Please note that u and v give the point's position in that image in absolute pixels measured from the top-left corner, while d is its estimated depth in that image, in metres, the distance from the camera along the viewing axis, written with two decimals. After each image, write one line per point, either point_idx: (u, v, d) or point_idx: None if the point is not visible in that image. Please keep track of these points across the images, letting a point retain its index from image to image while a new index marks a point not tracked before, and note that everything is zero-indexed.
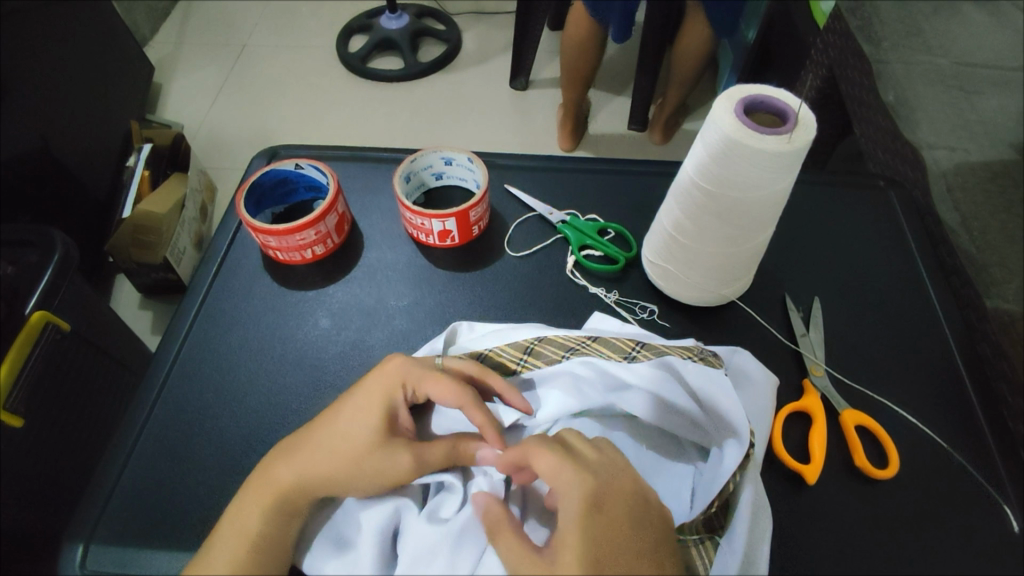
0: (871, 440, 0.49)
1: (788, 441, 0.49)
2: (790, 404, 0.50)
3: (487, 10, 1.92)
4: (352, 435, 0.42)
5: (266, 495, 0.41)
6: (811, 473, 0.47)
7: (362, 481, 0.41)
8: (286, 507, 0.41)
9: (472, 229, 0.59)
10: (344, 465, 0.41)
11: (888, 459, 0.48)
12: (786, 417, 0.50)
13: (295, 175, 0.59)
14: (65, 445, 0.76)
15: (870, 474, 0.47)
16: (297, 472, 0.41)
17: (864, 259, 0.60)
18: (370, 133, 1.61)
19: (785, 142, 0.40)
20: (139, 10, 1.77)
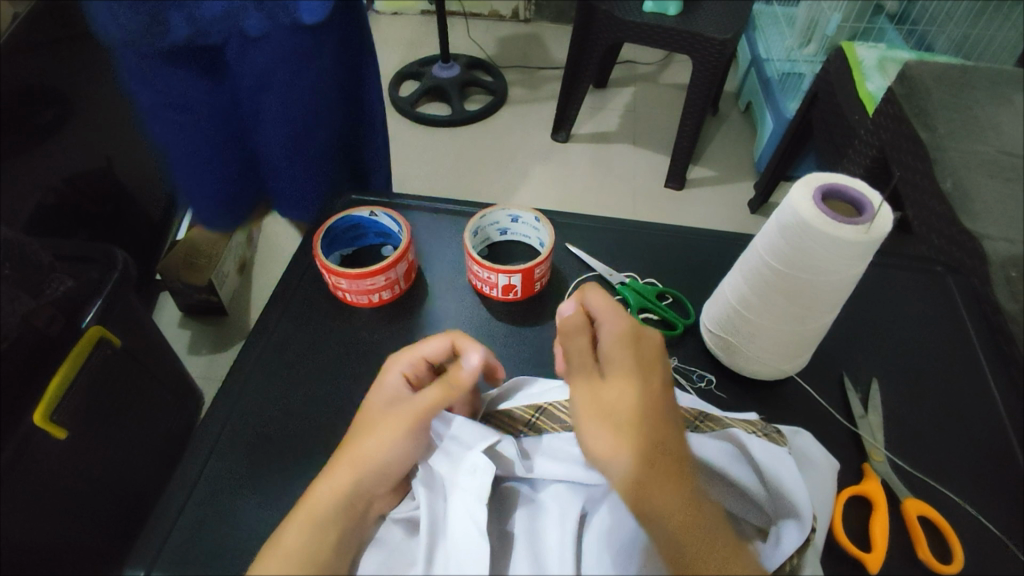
0: (933, 533, 0.49)
1: (848, 526, 0.49)
2: (851, 487, 0.50)
3: (534, 64, 2.02)
4: (375, 420, 0.47)
5: (314, 510, 0.42)
6: (873, 562, 0.46)
7: (382, 456, 0.45)
8: (327, 520, 0.42)
9: (535, 285, 0.60)
10: (367, 451, 0.45)
11: (952, 555, 0.47)
12: (846, 500, 0.50)
13: (368, 222, 0.62)
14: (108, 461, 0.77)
15: (935, 569, 0.46)
16: (338, 489, 0.44)
17: (919, 342, 0.61)
18: (414, 174, 1.67)
19: (862, 232, 0.42)
20: None
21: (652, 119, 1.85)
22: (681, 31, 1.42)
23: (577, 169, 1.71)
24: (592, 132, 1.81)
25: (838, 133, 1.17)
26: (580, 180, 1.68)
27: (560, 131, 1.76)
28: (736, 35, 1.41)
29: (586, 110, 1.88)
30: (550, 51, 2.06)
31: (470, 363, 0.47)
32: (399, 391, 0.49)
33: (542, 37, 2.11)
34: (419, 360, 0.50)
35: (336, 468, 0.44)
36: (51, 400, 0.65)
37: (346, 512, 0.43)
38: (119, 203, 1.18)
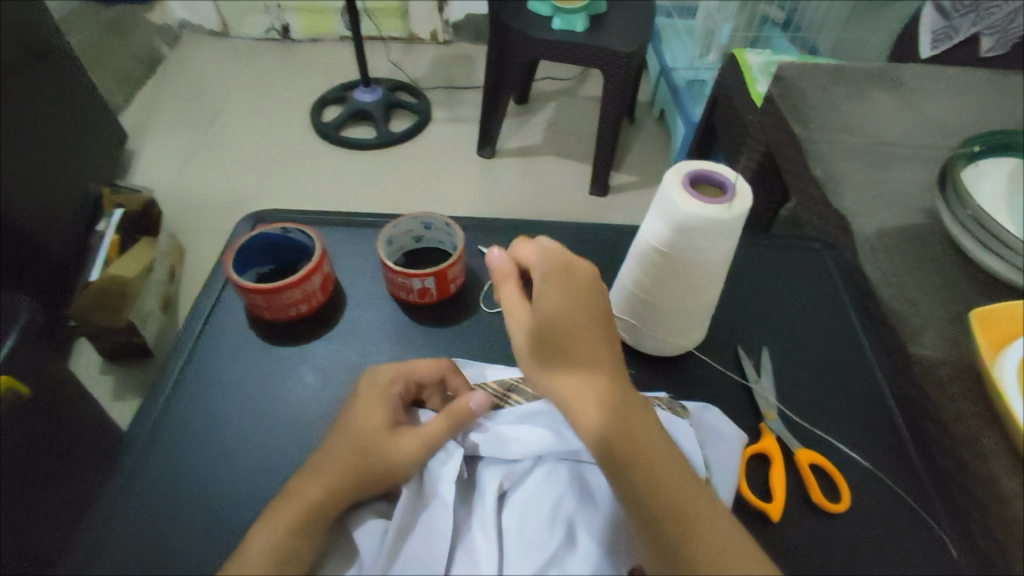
0: (825, 479, 0.54)
1: (752, 481, 0.53)
2: (751, 446, 0.55)
3: (456, 83, 2.07)
4: (358, 437, 0.47)
5: (289, 520, 0.43)
6: (774, 510, 0.51)
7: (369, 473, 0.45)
8: (305, 532, 0.43)
9: (450, 287, 0.63)
10: (360, 467, 0.45)
11: (840, 494, 0.53)
12: (748, 459, 0.54)
13: (282, 239, 0.63)
14: (29, 514, 0.77)
15: (826, 508, 0.51)
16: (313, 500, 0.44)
17: (803, 311, 0.67)
18: (343, 197, 1.67)
19: (726, 209, 0.47)
20: (114, 82, 1.83)
21: (573, 131, 1.93)
22: (587, 46, 1.50)
23: (504, 180, 1.76)
24: (516, 146, 1.87)
25: (737, 132, 1.26)
26: (507, 191, 1.73)
27: (485, 147, 1.81)
28: (638, 47, 1.50)
29: (509, 125, 1.94)
30: (470, 71, 2.11)
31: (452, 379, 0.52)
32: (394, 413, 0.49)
33: (462, 57, 2.16)
34: (412, 381, 0.52)
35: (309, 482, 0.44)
36: None
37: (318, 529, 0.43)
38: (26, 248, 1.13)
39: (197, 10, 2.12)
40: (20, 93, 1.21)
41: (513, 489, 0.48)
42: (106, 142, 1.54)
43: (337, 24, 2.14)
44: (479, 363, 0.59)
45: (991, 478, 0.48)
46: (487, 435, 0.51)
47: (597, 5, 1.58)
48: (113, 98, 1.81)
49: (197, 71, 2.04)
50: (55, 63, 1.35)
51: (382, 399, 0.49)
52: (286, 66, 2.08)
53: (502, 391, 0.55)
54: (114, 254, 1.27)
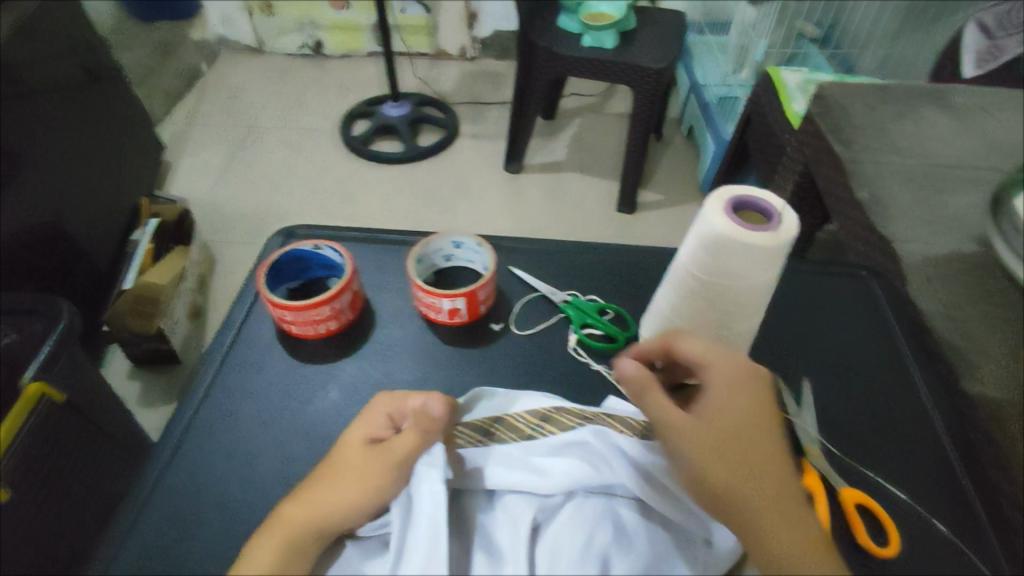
0: (872, 521, 0.51)
1: None
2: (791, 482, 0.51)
3: (485, 99, 2.08)
4: (342, 454, 0.48)
5: (281, 533, 0.43)
6: None
7: (338, 491, 0.45)
8: (299, 546, 0.43)
9: (479, 307, 0.62)
10: (333, 486, 0.46)
11: (889, 538, 0.50)
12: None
13: (311, 255, 0.63)
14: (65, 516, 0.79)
15: (874, 553, 0.49)
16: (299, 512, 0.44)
17: (844, 339, 0.64)
18: (370, 210, 1.69)
19: (771, 237, 0.45)
20: (155, 96, 1.88)
21: (600, 147, 1.92)
22: (618, 63, 1.49)
23: (530, 195, 1.76)
24: (543, 162, 1.86)
25: (770, 151, 1.24)
26: (534, 206, 1.73)
27: (512, 163, 1.81)
28: (669, 64, 1.49)
29: (536, 141, 1.94)
30: (498, 87, 2.12)
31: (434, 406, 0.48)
32: (379, 437, 0.49)
33: (491, 73, 2.18)
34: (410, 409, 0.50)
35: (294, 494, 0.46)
36: None
37: (317, 539, 0.44)
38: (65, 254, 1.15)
39: (234, 27, 2.17)
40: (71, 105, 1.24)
41: (545, 523, 0.46)
42: (145, 153, 1.57)
43: (368, 40, 2.17)
44: (508, 387, 0.58)
45: None
46: (514, 463, 0.50)
47: (628, 22, 1.57)
48: (152, 111, 1.86)
49: (232, 85, 2.09)
50: (101, 77, 1.39)
51: (370, 424, 0.49)
52: (318, 82, 2.12)
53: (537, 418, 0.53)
54: (148, 262, 1.30)
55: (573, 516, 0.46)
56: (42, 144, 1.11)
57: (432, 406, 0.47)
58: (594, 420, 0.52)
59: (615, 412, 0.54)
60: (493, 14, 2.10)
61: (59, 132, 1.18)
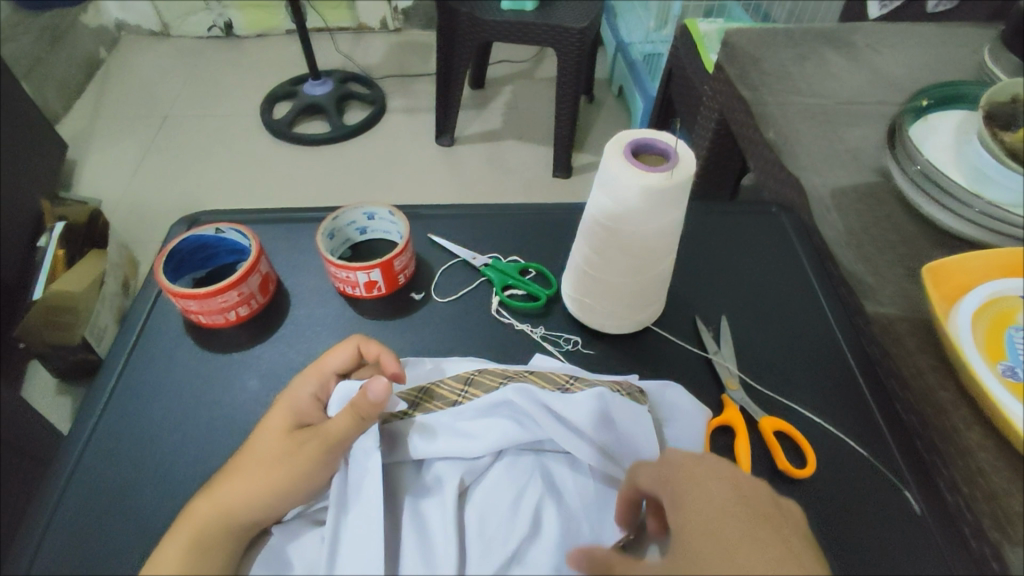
0: (792, 446, 0.53)
1: (716, 453, 0.52)
2: (714, 419, 0.53)
3: (410, 71, 2.02)
4: (266, 441, 0.45)
5: (194, 531, 0.41)
6: None
7: (266, 473, 0.43)
8: (208, 538, 0.41)
9: (398, 278, 0.60)
10: (259, 471, 0.43)
11: (806, 459, 0.52)
12: (712, 432, 0.53)
13: (215, 240, 0.60)
14: None
15: (791, 475, 0.51)
16: (219, 505, 0.42)
17: (760, 278, 0.66)
18: (299, 194, 1.63)
19: (668, 177, 0.45)
20: (51, 90, 1.75)
21: (532, 113, 1.90)
22: (539, 24, 1.47)
23: (465, 166, 1.74)
24: (475, 132, 1.83)
25: (692, 103, 1.25)
26: (469, 176, 1.71)
27: (444, 135, 1.77)
28: (590, 23, 1.48)
29: (467, 111, 1.90)
30: (424, 58, 2.06)
31: (374, 389, 0.43)
32: (308, 419, 0.48)
33: (415, 44, 2.11)
34: (329, 375, 0.49)
35: (217, 487, 0.43)
36: None
37: (232, 528, 0.42)
38: None
39: (133, 10, 2.03)
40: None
41: (473, 486, 0.46)
42: (44, 153, 1.47)
43: (283, 17, 2.07)
44: (432, 355, 0.57)
45: (953, 429, 0.48)
46: (437, 428, 0.47)
47: None
48: (50, 107, 1.73)
49: (138, 74, 1.96)
50: None
51: (293, 407, 0.48)
52: (232, 64, 2.01)
53: (460, 385, 0.50)
54: (59, 269, 1.22)
55: (502, 477, 0.46)
56: None
57: (372, 391, 0.43)
58: (515, 378, 0.50)
59: (539, 369, 0.52)
60: None
61: None
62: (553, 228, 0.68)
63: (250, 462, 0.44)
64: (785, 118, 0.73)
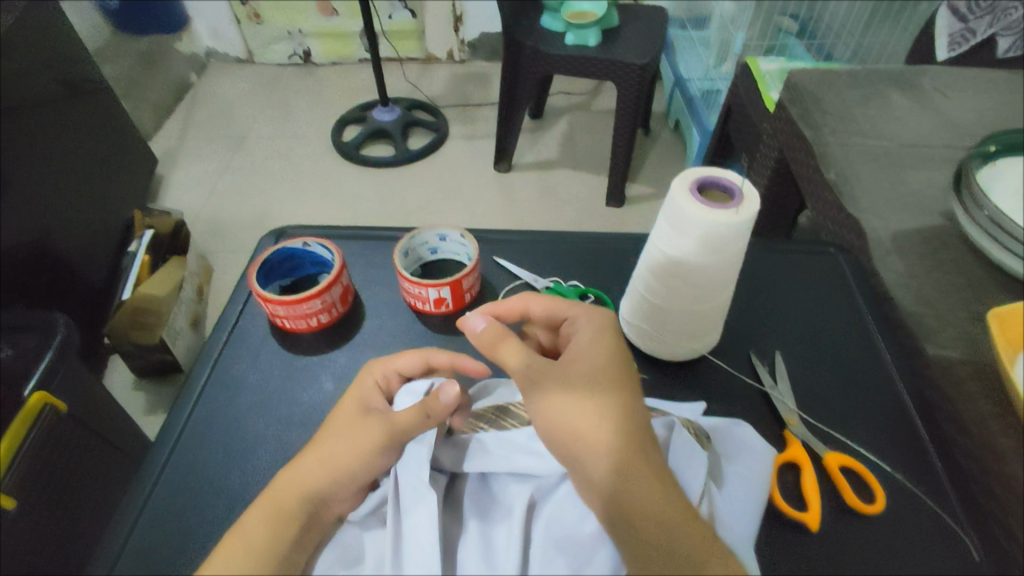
0: (858, 482, 0.53)
1: (784, 489, 0.53)
2: (780, 455, 0.54)
3: (472, 100, 2.11)
4: (340, 423, 0.50)
5: (272, 505, 0.45)
6: (812, 518, 0.50)
7: (339, 454, 0.48)
8: (284, 511, 0.45)
9: (465, 296, 0.64)
10: (333, 451, 0.48)
11: (874, 496, 0.52)
12: (779, 468, 0.53)
13: (302, 252, 0.66)
14: (61, 516, 0.86)
15: (860, 511, 0.51)
16: (299, 483, 0.46)
17: (816, 315, 0.67)
18: (362, 213, 1.71)
19: (733, 213, 0.47)
20: (146, 110, 1.91)
21: (587, 144, 1.95)
22: (601, 60, 1.52)
23: (520, 193, 1.79)
24: (532, 160, 1.89)
25: (751, 140, 1.26)
26: (524, 203, 1.76)
27: (501, 162, 1.83)
28: (651, 60, 1.52)
29: (525, 140, 1.96)
30: (485, 88, 2.15)
31: (448, 393, 0.49)
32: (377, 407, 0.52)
33: (478, 75, 2.20)
34: (393, 373, 0.54)
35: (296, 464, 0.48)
36: None
37: (306, 502, 0.46)
38: (56, 270, 1.19)
39: (223, 38, 2.20)
40: (55, 122, 1.27)
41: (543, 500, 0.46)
42: (138, 167, 1.60)
43: (357, 47, 2.20)
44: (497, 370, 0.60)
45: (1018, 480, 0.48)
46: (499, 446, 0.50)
47: (606, 20, 1.61)
48: (144, 126, 1.89)
49: (222, 97, 2.12)
50: (87, 94, 1.41)
51: (362, 395, 0.53)
52: (308, 90, 2.15)
53: None
54: (145, 273, 1.33)
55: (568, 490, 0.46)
56: (22, 160, 1.14)
57: (444, 395, 0.48)
58: None
59: None
60: (478, 16, 2.12)
61: (43, 151, 1.21)
62: (612, 256, 0.71)
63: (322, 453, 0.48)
64: (845, 159, 0.74)
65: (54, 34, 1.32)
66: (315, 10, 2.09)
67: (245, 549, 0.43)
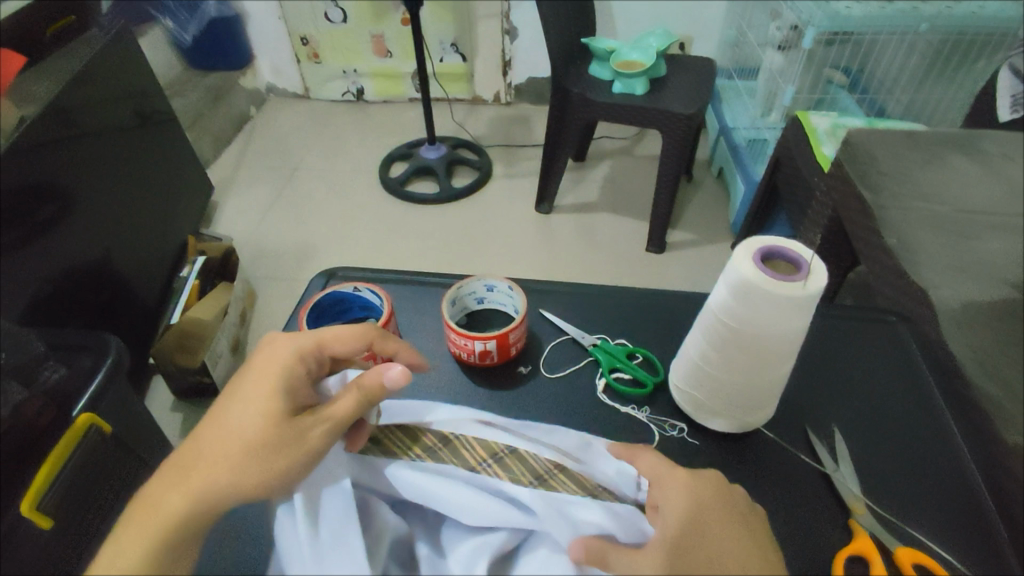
0: None
1: None
2: (845, 548, 0.51)
3: (516, 141, 2.14)
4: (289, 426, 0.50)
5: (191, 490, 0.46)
6: None
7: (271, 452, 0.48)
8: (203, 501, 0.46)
9: (510, 350, 0.64)
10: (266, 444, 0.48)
11: None
12: (844, 563, 0.50)
13: (351, 297, 0.66)
14: (94, 540, 0.86)
15: None
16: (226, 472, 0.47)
17: (876, 389, 0.64)
18: (403, 248, 1.74)
19: (799, 288, 0.46)
20: (207, 139, 2.00)
21: (630, 189, 1.95)
22: (648, 108, 1.53)
23: (559, 233, 1.79)
24: (573, 202, 1.90)
25: (801, 195, 1.24)
26: (563, 244, 1.76)
27: (543, 203, 1.84)
28: (699, 110, 1.52)
29: (567, 182, 1.98)
30: (530, 130, 2.18)
31: (390, 377, 0.50)
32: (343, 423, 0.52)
33: (523, 117, 2.24)
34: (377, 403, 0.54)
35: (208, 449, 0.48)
36: (37, 494, 0.74)
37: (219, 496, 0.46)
38: (115, 291, 1.23)
39: (283, 75, 2.30)
40: (125, 150, 1.34)
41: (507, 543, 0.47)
42: (195, 194, 1.67)
43: (408, 87, 2.27)
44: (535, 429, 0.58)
45: None
46: (429, 468, 0.51)
47: (655, 69, 1.62)
48: (204, 154, 1.98)
49: (277, 130, 2.20)
50: (156, 124, 1.49)
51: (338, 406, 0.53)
52: (358, 126, 2.22)
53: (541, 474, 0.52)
54: (194, 299, 1.36)
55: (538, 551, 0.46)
56: (91, 184, 1.19)
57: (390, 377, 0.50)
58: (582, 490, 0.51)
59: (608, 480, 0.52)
60: (527, 61, 2.17)
61: (112, 177, 1.27)
62: (661, 314, 0.70)
63: (223, 438, 0.48)
64: None
65: (130, 69, 1.40)
66: (372, 51, 2.17)
67: (148, 526, 0.45)
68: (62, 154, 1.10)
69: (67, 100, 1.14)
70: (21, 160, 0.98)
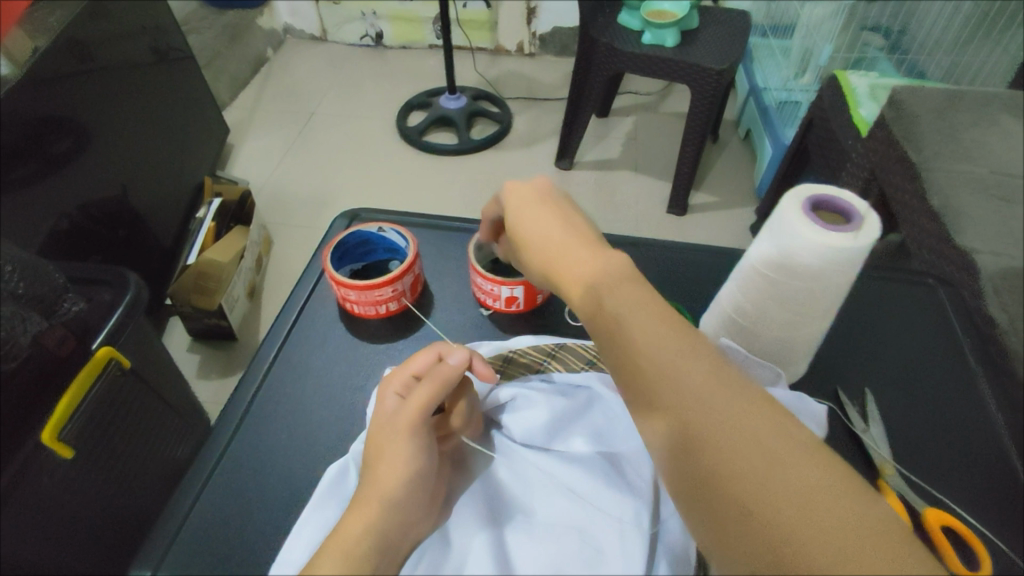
0: (961, 544, 0.49)
1: None
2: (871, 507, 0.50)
3: (538, 94, 2.08)
4: (398, 466, 0.45)
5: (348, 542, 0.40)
6: None
7: (392, 469, 0.45)
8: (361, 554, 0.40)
9: (537, 298, 0.63)
10: (402, 483, 0.44)
11: (980, 563, 0.47)
12: None
13: (376, 237, 0.65)
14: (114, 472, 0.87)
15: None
16: (373, 510, 0.43)
17: (909, 354, 0.62)
18: (419, 199, 1.72)
19: (851, 238, 0.44)
20: (223, 81, 1.96)
21: (654, 147, 1.90)
22: (679, 61, 1.46)
23: (579, 189, 1.76)
24: (594, 159, 1.85)
25: (833, 156, 1.19)
26: (583, 200, 1.72)
27: (563, 159, 1.80)
28: (730, 65, 1.45)
29: (590, 138, 1.93)
30: (554, 83, 2.12)
31: (457, 358, 0.51)
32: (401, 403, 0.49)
33: (546, 69, 2.17)
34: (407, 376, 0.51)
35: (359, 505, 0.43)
36: (57, 424, 0.74)
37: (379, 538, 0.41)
38: (132, 228, 1.23)
39: (301, 16, 2.23)
40: (142, 86, 1.31)
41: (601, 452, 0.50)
42: (212, 137, 1.64)
43: (428, 33, 2.20)
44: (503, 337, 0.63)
45: None
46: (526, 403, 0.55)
47: (688, 20, 1.55)
48: (221, 97, 1.94)
49: (296, 73, 2.15)
50: (173, 60, 1.45)
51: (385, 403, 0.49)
52: (377, 73, 2.15)
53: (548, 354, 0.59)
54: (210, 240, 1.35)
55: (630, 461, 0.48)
56: (106, 117, 1.17)
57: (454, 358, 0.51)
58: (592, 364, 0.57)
59: None
60: (553, 9, 2.09)
61: (128, 112, 1.25)
62: None
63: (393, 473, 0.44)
64: None
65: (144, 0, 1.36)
66: None
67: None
68: (75, 86, 1.08)
69: (80, 31, 1.11)
70: (25, 91, 0.95)
